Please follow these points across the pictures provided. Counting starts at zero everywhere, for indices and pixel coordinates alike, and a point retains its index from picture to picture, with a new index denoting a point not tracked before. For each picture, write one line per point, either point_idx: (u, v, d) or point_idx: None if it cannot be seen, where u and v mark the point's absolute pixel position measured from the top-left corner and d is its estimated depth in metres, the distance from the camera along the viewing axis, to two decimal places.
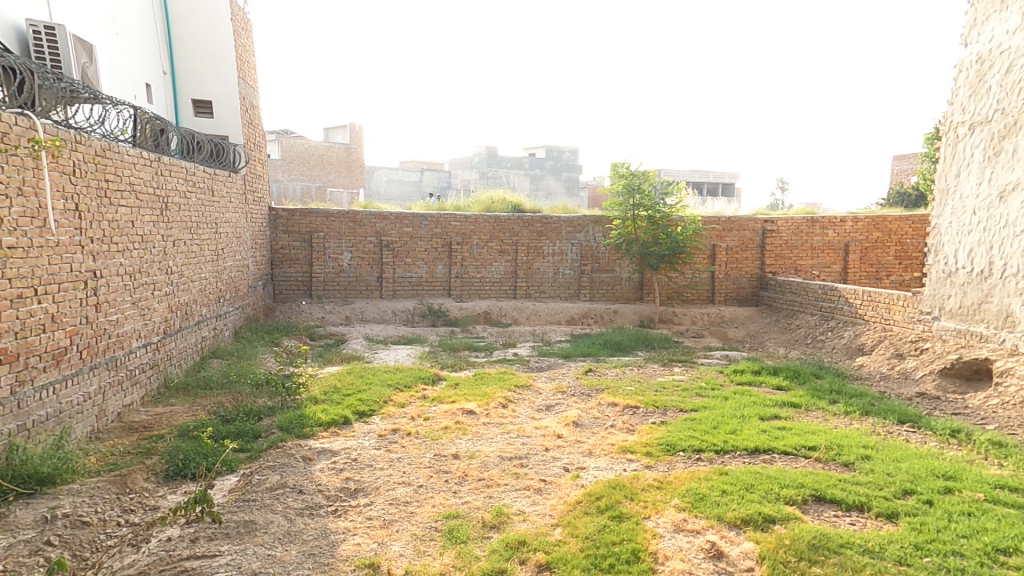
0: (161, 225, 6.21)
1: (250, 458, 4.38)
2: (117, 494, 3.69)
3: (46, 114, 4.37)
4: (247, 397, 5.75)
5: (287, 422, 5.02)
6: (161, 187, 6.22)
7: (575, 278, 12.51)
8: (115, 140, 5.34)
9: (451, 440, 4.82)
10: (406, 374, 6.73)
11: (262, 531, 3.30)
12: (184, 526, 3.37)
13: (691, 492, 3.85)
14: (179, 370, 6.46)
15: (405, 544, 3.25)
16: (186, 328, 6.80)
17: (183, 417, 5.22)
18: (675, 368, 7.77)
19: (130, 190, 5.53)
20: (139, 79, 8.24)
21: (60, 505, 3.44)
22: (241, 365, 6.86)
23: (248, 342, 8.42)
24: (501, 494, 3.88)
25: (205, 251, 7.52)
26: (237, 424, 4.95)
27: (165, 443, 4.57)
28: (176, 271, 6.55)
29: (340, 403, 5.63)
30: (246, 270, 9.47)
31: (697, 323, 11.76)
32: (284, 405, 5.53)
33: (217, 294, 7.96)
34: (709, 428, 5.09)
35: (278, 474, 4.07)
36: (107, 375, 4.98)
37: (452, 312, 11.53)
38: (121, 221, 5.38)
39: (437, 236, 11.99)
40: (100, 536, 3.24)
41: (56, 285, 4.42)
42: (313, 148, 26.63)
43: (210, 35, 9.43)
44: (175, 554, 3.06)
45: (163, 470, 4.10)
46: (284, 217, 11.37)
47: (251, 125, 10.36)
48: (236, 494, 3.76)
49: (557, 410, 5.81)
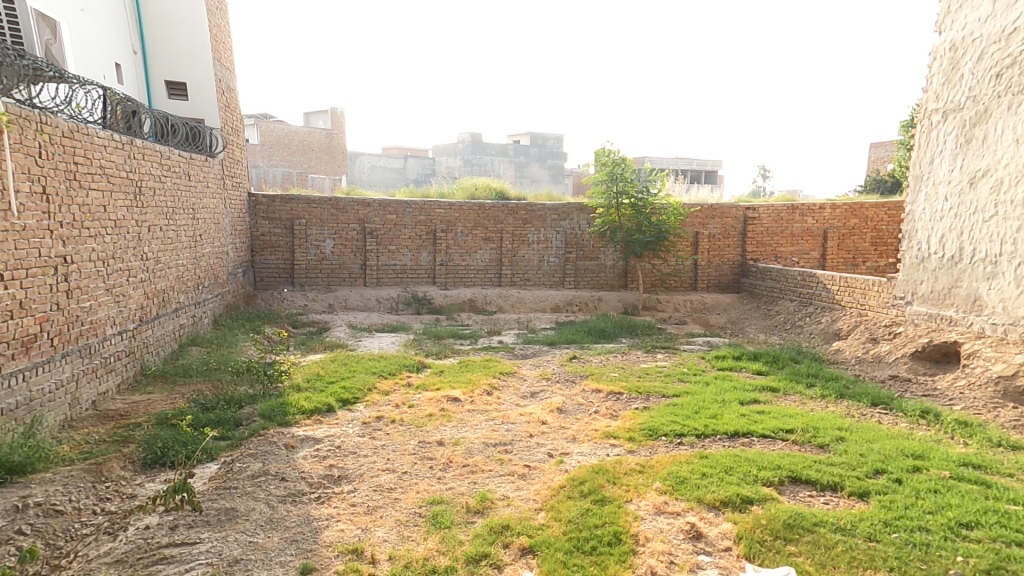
0: (135, 210, 6.06)
1: (231, 446, 4.33)
2: (92, 482, 3.63)
3: (8, 93, 4.20)
4: (227, 385, 5.66)
5: (269, 409, 4.97)
6: (135, 171, 6.05)
7: (559, 266, 12.52)
8: (84, 121, 5.18)
9: (436, 427, 4.82)
10: (391, 362, 6.70)
11: (243, 519, 3.28)
12: (163, 515, 3.33)
13: (672, 475, 3.91)
14: (157, 358, 6.35)
15: (389, 530, 3.26)
16: (164, 315, 6.67)
17: (161, 405, 5.15)
18: (658, 355, 7.85)
19: (100, 173, 5.36)
20: (108, 60, 7.94)
21: (32, 494, 3.37)
22: (221, 353, 6.77)
23: (228, 330, 8.30)
24: (485, 480, 3.90)
25: (182, 237, 7.34)
26: (217, 412, 4.88)
27: (142, 431, 4.49)
28: (151, 257, 6.40)
29: (323, 391, 5.59)
30: (226, 257, 9.33)
31: (680, 310, 11.89)
32: (265, 393, 5.48)
33: (195, 281, 7.79)
34: (690, 413, 5.17)
35: (260, 461, 4.03)
36: (80, 363, 4.88)
37: (437, 300, 11.46)
38: (93, 206, 5.23)
39: (421, 223, 11.89)
40: (74, 525, 3.19)
41: (24, 270, 4.29)
42: (293, 134, 26.07)
43: (182, 14, 9.11)
44: (154, 542, 3.02)
45: (140, 458, 4.03)
46: (264, 204, 11.17)
47: (228, 109, 10.09)
48: (216, 482, 3.72)
49: (542, 397, 5.85)
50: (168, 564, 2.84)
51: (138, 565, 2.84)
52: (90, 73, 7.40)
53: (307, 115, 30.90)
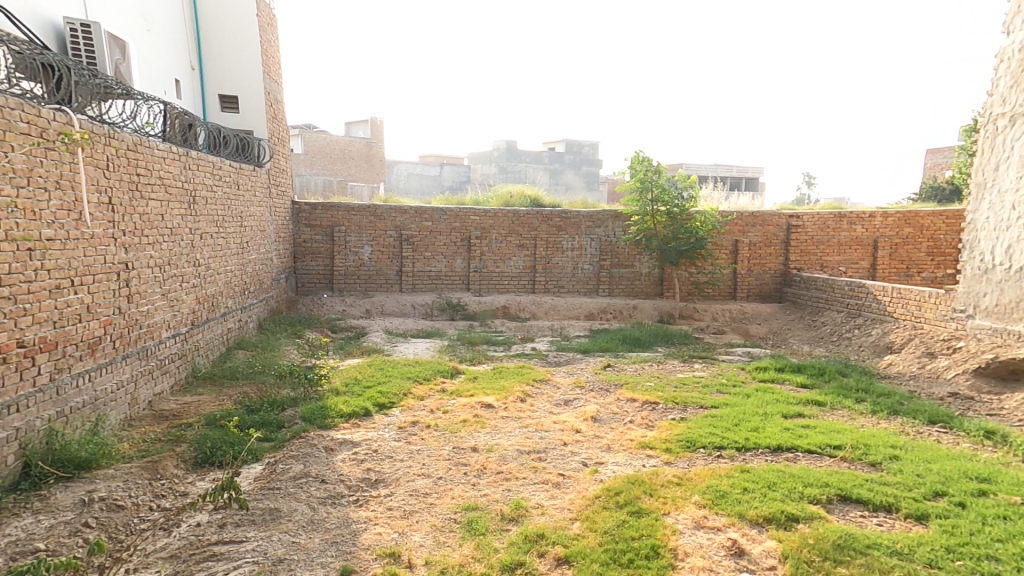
0: (190, 219, 6.35)
1: (275, 448, 4.47)
2: (149, 479, 3.81)
3: (82, 110, 4.47)
4: (271, 388, 5.86)
5: (310, 412, 5.11)
6: (189, 181, 6.33)
7: (594, 273, 12.45)
8: (146, 135, 5.46)
9: (470, 433, 4.86)
10: (426, 367, 6.80)
11: (287, 519, 3.37)
12: (212, 513, 3.46)
13: (712, 489, 3.82)
14: (207, 360, 6.62)
15: (425, 535, 3.30)
16: (213, 320, 6.94)
17: (210, 406, 5.36)
18: (695, 365, 7.70)
19: (159, 184, 5.64)
20: (169, 76, 8.40)
21: (97, 489, 3.57)
22: (265, 357, 7.01)
23: (271, 334, 8.58)
24: (519, 487, 3.90)
25: (231, 244, 7.65)
26: (261, 413, 5.05)
27: (193, 431, 4.68)
28: (203, 263, 6.69)
29: (361, 395, 5.71)
30: (270, 263, 9.66)
31: (718, 319, 11.60)
32: (306, 396, 5.64)
33: (242, 286, 8.09)
34: (730, 425, 5.05)
35: (301, 463, 4.14)
36: (138, 364, 5.12)
37: (471, 306, 11.54)
38: (151, 214, 5.51)
39: (456, 230, 12.03)
40: (134, 520, 3.36)
41: (91, 276, 4.55)
42: (335, 142, 26.84)
43: (236, 31, 9.56)
44: (204, 539, 3.14)
45: (192, 458, 4.20)
46: (306, 211, 11.48)
47: (275, 120, 10.46)
48: (261, 482, 3.85)
49: (576, 405, 5.81)
50: (217, 561, 2.95)
51: (191, 561, 2.96)
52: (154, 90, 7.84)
53: (348, 124, 31.77)
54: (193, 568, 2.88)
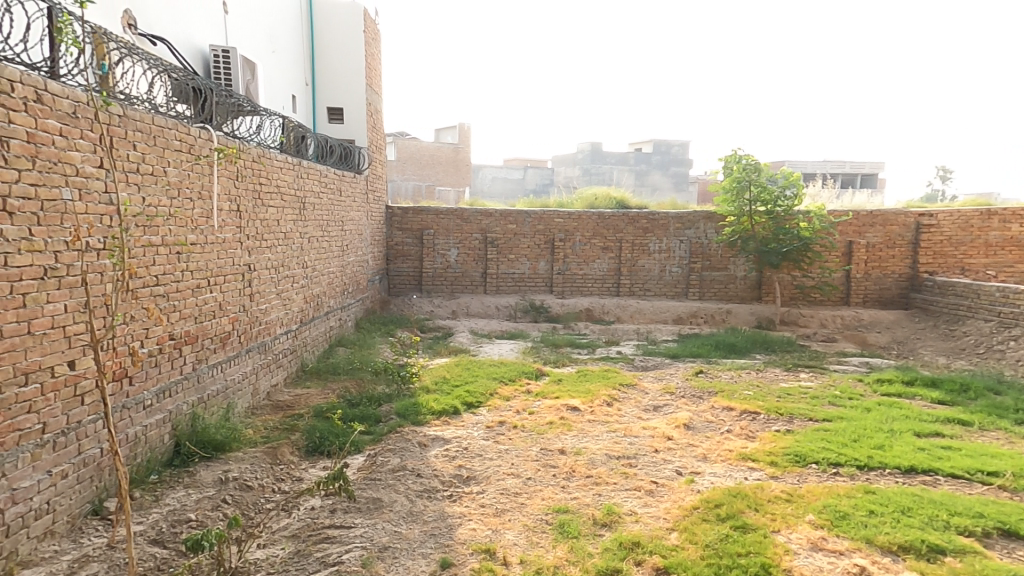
0: (300, 223, 6.85)
1: (374, 441, 4.69)
2: (271, 463, 4.15)
3: (220, 128, 4.96)
4: (368, 384, 6.21)
5: (404, 409, 5.32)
6: (301, 189, 6.83)
7: (683, 276, 12.09)
8: (269, 148, 5.96)
9: (557, 435, 4.86)
10: (510, 368, 6.89)
11: (388, 509, 3.54)
12: (324, 498, 3.70)
13: (830, 509, 3.57)
14: (313, 356, 7.14)
15: (518, 534, 3.33)
16: (318, 318, 7.45)
17: (317, 399, 5.75)
18: (801, 374, 7.23)
19: (276, 192, 6.11)
20: (289, 91, 9.13)
21: (231, 469, 3.97)
22: (363, 354, 7.43)
23: (367, 333, 9.05)
24: (611, 493, 3.84)
25: (333, 247, 8.17)
26: (361, 408, 5.33)
27: (304, 421, 5.04)
28: (310, 265, 7.20)
29: (450, 394, 5.88)
30: (366, 266, 10.19)
31: (828, 326, 10.91)
32: (400, 393, 5.90)
33: (341, 287, 8.62)
34: (848, 440, 4.70)
35: (398, 457, 4.33)
36: (258, 358, 5.60)
37: (554, 308, 11.55)
38: (270, 220, 5.99)
39: (541, 233, 12.13)
40: (261, 499, 3.69)
41: (223, 277, 5.01)
42: (424, 148, 27.93)
43: (344, 48, 10.26)
44: (319, 522, 3.37)
45: (303, 446, 4.52)
46: (398, 215, 12.00)
47: (374, 129, 11.07)
48: (364, 472, 4.07)
49: (665, 411, 5.64)
50: (332, 543, 3.15)
51: (309, 541, 3.19)
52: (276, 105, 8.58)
53: (438, 132, 33.19)
54: (311, 549, 3.10)
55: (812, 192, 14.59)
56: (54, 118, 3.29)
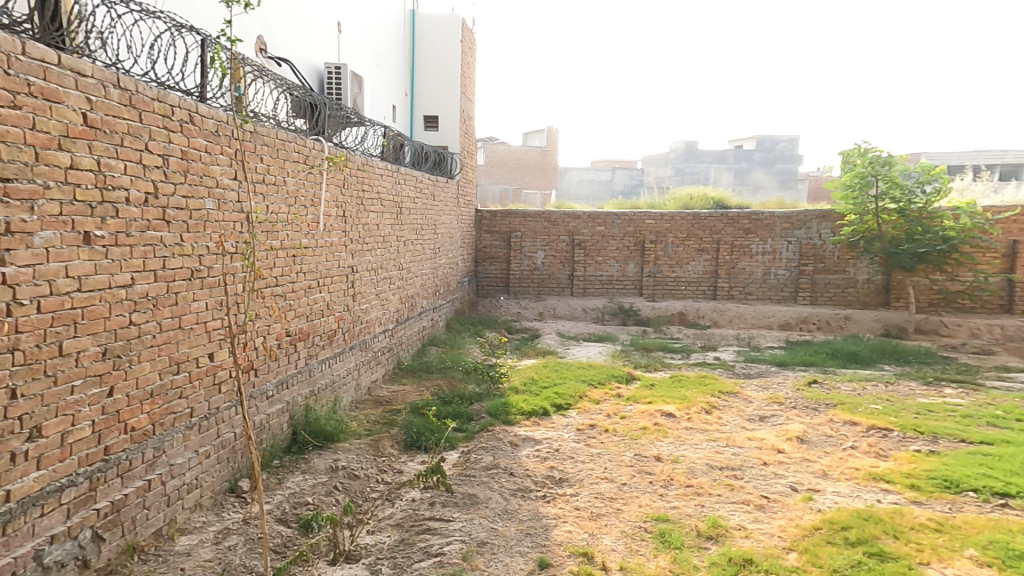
0: (397, 227, 7.17)
1: (467, 438, 4.79)
2: (375, 455, 4.37)
3: (332, 139, 5.38)
4: (460, 382, 6.38)
5: (494, 408, 5.39)
6: (399, 194, 7.20)
7: (791, 279, 11.45)
8: (372, 156, 6.38)
9: (652, 442, 4.67)
10: (600, 372, 6.77)
11: (484, 505, 3.57)
12: (424, 491, 3.81)
13: (998, 545, 3.13)
14: (407, 354, 7.48)
15: (616, 539, 3.22)
16: (411, 318, 7.80)
17: (412, 396, 6.00)
18: (945, 390, 6.48)
19: (377, 198, 6.47)
20: (390, 102, 9.77)
21: (340, 458, 4.25)
22: (454, 353, 7.69)
23: (457, 333, 9.37)
24: (715, 505, 3.62)
25: (426, 250, 8.53)
26: (454, 406, 5.46)
27: (402, 417, 5.26)
28: (405, 267, 7.56)
29: (539, 395, 5.89)
30: (455, 270, 10.57)
31: (980, 335, 9.89)
32: (490, 392, 6.00)
33: (433, 288, 8.97)
34: (1017, 469, 4.13)
35: (491, 455, 4.37)
36: (360, 355, 5.95)
37: (644, 312, 11.43)
38: (371, 225, 6.35)
39: (631, 235, 11.97)
40: (367, 488, 3.91)
41: (330, 278, 5.37)
42: (512, 152, 28.78)
43: (441, 60, 10.85)
44: (420, 513, 3.48)
45: (402, 440, 4.70)
46: (487, 218, 12.32)
47: (467, 135, 11.52)
48: (459, 468, 4.14)
49: (773, 422, 5.28)
50: (433, 535, 3.24)
51: (411, 531, 3.30)
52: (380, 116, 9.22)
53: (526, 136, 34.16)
54: (414, 538, 3.22)
55: (962, 186, 12.98)
56: (202, 137, 4.13)
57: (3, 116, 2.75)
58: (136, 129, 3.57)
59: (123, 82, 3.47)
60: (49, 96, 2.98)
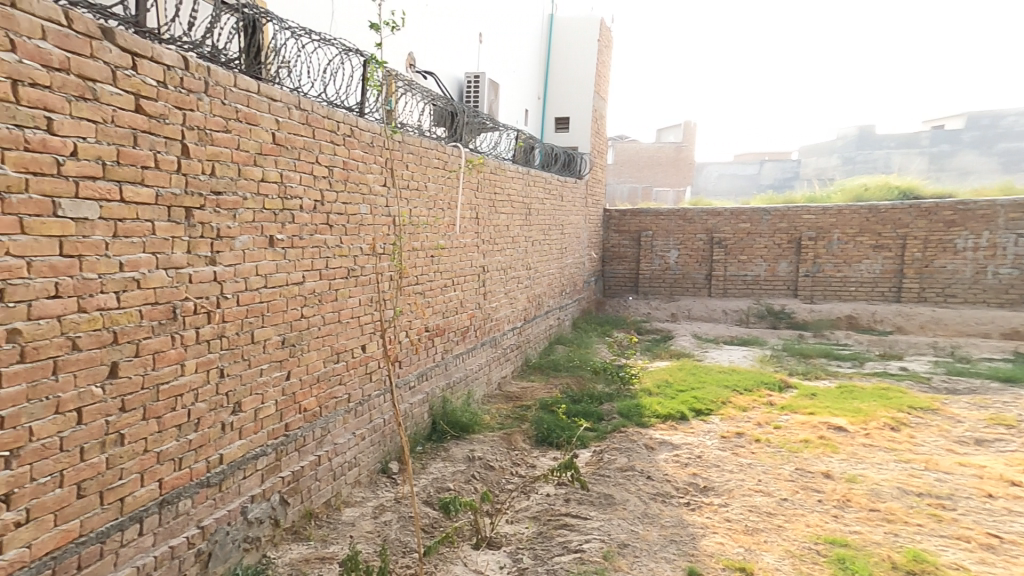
0: (524, 228, 7.33)
1: (599, 438, 4.87)
2: (508, 448, 4.57)
3: (468, 144, 5.75)
4: (589, 381, 6.59)
5: (627, 410, 5.38)
6: (527, 196, 7.40)
7: (1013, 279, 11.11)
8: (504, 160, 6.71)
9: (816, 457, 4.56)
10: (747, 377, 6.87)
11: (622, 506, 3.45)
12: (558, 487, 3.86)
13: None
14: (535, 352, 7.78)
15: (781, 559, 2.99)
16: (538, 317, 8.05)
17: (541, 393, 6.24)
18: None
19: (507, 201, 6.73)
20: (524, 107, 10.51)
21: (475, 449, 4.49)
22: (581, 352, 7.95)
23: (584, 332, 9.81)
24: (915, 536, 3.41)
25: (553, 250, 8.69)
26: (583, 404, 5.59)
27: (531, 412, 5.48)
28: (532, 268, 7.77)
29: (674, 398, 5.93)
30: (581, 268, 10.80)
31: None
32: (620, 393, 6.09)
33: (560, 287, 9.19)
34: None
35: (625, 456, 4.29)
36: (490, 352, 6.25)
37: (800, 314, 12.11)
38: (501, 226, 6.61)
39: (782, 232, 12.68)
40: (502, 480, 4.10)
41: (463, 277, 5.70)
42: (643, 151, 29.68)
43: (576, 61, 11.32)
44: (556, 508, 3.49)
45: (532, 435, 4.87)
46: (615, 218, 13.84)
47: (599, 136, 11.89)
48: (593, 467, 4.12)
49: (997, 449, 5.14)
50: (571, 530, 3.21)
51: (548, 526, 3.33)
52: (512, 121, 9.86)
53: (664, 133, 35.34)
54: (552, 533, 3.23)
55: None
56: (358, 148, 4.76)
57: (219, 140, 3.48)
58: (309, 144, 4.25)
59: (303, 104, 4.18)
60: (250, 120, 3.71)
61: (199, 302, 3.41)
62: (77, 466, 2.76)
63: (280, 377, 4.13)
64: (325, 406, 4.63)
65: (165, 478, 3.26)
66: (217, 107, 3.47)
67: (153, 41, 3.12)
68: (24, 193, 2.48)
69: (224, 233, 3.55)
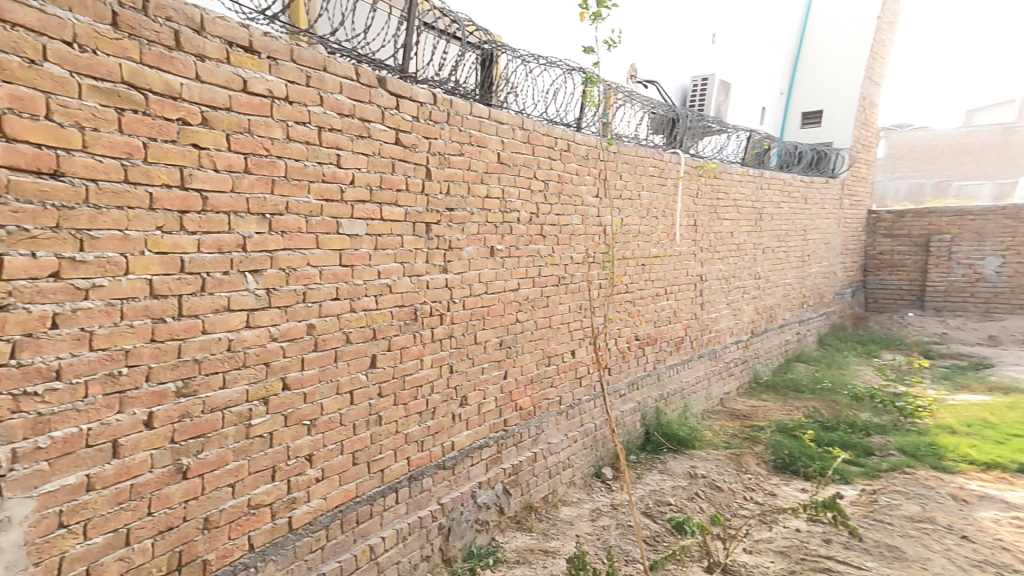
0: (754, 232, 9.29)
1: (866, 473, 6.79)
2: (741, 473, 6.42)
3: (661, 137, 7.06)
4: (849, 408, 8.96)
5: (909, 449, 7.35)
6: (759, 201, 9.32)
7: None
8: (701, 153, 7.75)
9: None
10: None
11: (912, 563, 4.75)
12: (808, 525, 5.40)
13: None
14: (770, 369, 10.41)
15: None
16: (772, 330, 10.41)
17: (771, 413, 8.65)
18: None
19: (733, 205, 8.70)
20: (762, 104, 13.40)
21: (699, 467, 6.43)
22: (838, 376, 10.40)
23: (835, 351, 12.52)
24: None
25: (789, 258, 10.74)
26: (841, 434, 7.77)
27: (764, 434, 7.59)
28: (768, 281, 9.91)
29: (998, 441, 7.61)
30: (832, 276, 13.23)
31: None
32: (897, 427, 8.20)
33: (801, 302, 11.62)
34: None
35: (917, 505, 5.89)
36: (711, 366, 8.52)
37: None
38: (727, 228, 8.56)
39: None
40: (735, 503, 5.83)
41: (671, 287, 7.68)
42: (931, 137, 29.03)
43: (843, 49, 13.82)
44: (816, 551, 4.89)
45: (772, 461, 6.78)
46: (887, 223, 15.82)
47: (868, 125, 14.07)
48: (864, 512, 5.72)
49: None
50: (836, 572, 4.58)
51: (812, 563, 4.71)
52: (739, 118, 11.92)
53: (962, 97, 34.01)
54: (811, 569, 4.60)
55: None
56: (575, 158, 6.28)
57: (456, 162, 5.14)
58: (527, 160, 5.81)
59: (525, 124, 5.74)
60: (480, 142, 5.35)
61: (433, 304, 5.10)
62: (352, 437, 4.52)
63: (496, 376, 5.87)
64: (537, 405, 6.37)
65: (411, 457, 5.05)
66: (455, 133, 5.10)
67: (411, 83, 4.84)
68: (321, 216, 4.09)
69: (453, 245, 5.21)
